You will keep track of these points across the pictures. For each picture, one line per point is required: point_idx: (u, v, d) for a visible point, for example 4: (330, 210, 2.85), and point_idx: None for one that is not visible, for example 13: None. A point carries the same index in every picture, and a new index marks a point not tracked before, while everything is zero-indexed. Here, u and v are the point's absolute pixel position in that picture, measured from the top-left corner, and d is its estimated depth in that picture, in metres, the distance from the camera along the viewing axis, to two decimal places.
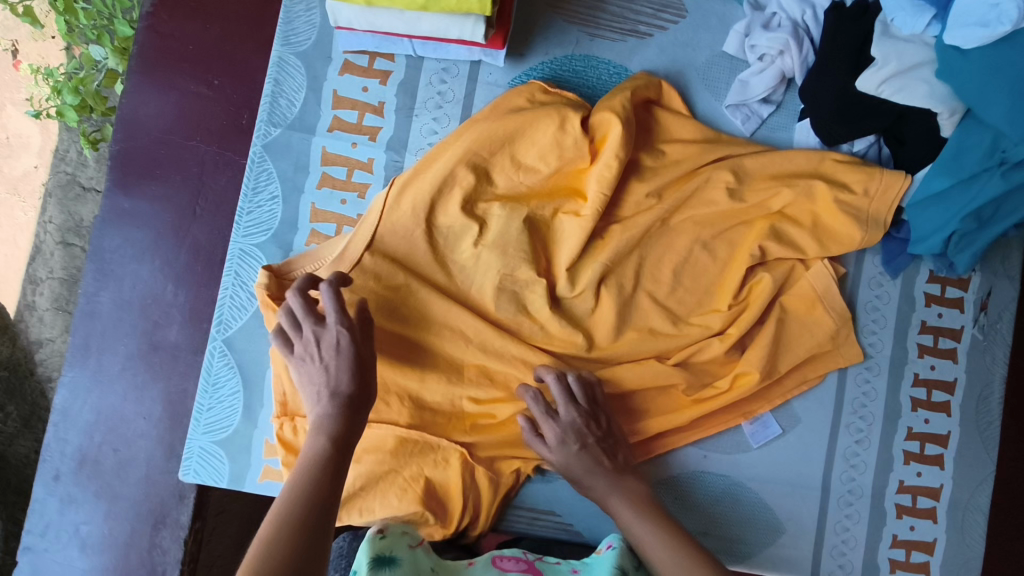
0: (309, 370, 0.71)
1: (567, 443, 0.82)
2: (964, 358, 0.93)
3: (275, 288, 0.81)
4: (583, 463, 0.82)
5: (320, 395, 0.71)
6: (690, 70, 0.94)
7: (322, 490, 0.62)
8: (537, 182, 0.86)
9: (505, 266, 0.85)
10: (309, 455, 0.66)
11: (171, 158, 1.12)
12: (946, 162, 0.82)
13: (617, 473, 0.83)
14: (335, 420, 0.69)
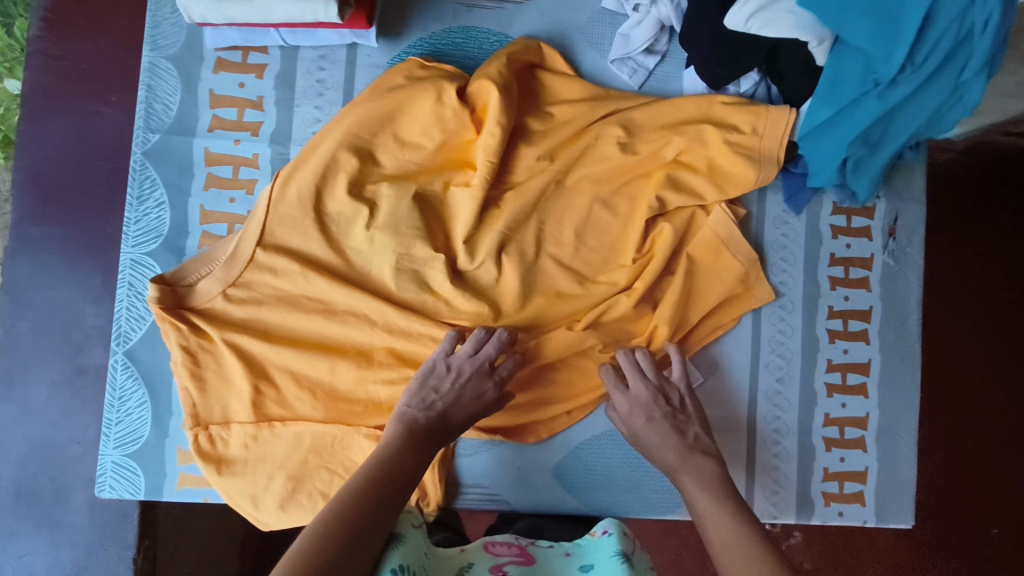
0: (465, 404, 0.80)
1: (650, 414, 0.83)
2: (877, 286, 0.94)
3: (168, 297, 0.83)
4: (643, 433, 0.82)
5: (428, 410, 0.78)
6: (573, 29, 0.92)
7: (381, 495, 0.67)
8: (424, 158, 0.86)
9: (400, 246, 0.85)
10: (381, 460, 0.71)
11: (78, 181, 1.10)
12: (825, 91, 0.80)
13: (687, 450, 0.80)
14: (420, 434, 0.76)
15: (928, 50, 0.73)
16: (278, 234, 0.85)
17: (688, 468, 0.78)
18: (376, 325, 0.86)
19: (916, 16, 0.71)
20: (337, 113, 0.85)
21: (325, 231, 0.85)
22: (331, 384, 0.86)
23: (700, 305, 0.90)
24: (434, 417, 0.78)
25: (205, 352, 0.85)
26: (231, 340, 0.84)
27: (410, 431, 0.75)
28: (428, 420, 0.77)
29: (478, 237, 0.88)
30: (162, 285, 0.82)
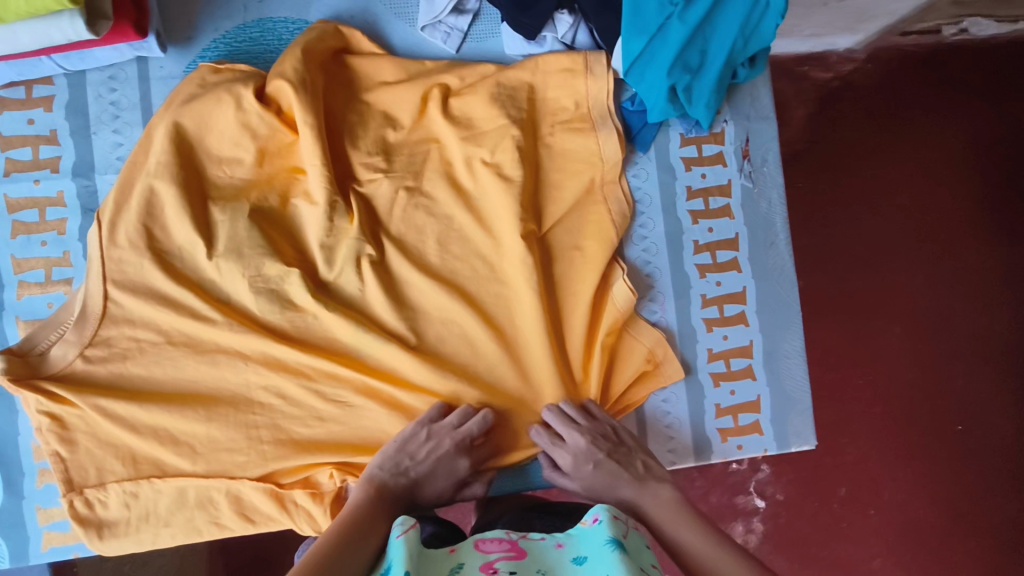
0: (439, 474, 0.77)
1: (594, 458, 0.77)
2: (739, 211, 0.90)
3: (18, 369, 0.76)
4: (595, 480, 0.77)
5: (397, 476, 0.75)
6: (377, 3, 0.85)
7: (347, 548, 0.62)
8: (246, 174, 0.79)
9: (249, 269, 0.78)
10: (349, 516, 0.67)
11: None
12: (631, 20, 0.76)
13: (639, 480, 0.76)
14: (390, 500, 0.73)
15: None
16: (119, 283, 0.77)
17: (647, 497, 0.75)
18: (229, 352, 0.79)
19: None
20: (143, 139, 0.76)
21: (163, 271, 0.77)
22: (208, 434, 0.79)
23: (574, 271, 0.85)
24: (404, 485, 0.75)
25: (71, 415, 0.78)
26: (97, 406, 0.77)
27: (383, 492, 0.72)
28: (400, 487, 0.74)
29: (332, 246, 0.80)
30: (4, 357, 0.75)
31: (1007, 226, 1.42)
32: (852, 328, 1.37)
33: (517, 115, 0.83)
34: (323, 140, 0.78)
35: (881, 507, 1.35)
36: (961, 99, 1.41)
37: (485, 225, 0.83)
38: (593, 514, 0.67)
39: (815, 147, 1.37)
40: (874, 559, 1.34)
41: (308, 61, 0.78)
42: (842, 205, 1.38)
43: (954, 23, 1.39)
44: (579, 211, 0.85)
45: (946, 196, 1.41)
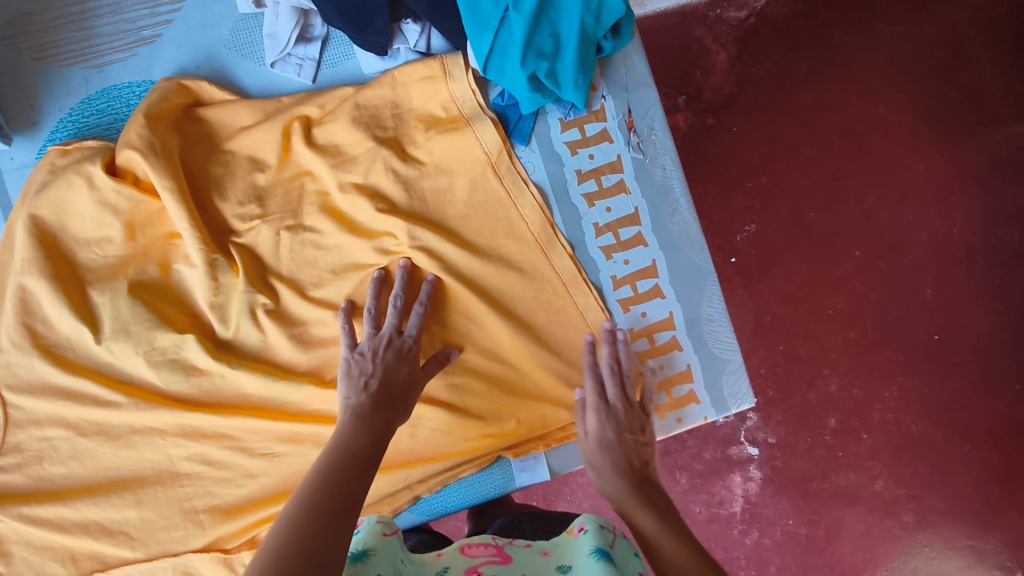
0: (400, 369, 0.73)
1: (606, 431, 0.78)
2: (634, 185, 0.88)
3: None
4: (595, 457, 0.78)
5: (365, 393, 0.70)
6: (221, 48, 0.82)
7: (347, 480, 0.60)
8: (119, 251, 0.77)
9: (140, 345, 0.76)
10: (338, 447, 0.64)
11: None
12: (472, 20, 0.75)
13: (637, 475, 0.76)
14: (375, 413, 0.69)
15: None
16: (15, 387, 0.75)
17: (633, 488, 0.74)
18: (144, 431, 0.77)
19: None
20: (4, 239, 0.74)
21: (56, 365, 0.75)
22: (141, 517, 0.77)
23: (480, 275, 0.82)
24: (379, 393, 0.71)
25: None
26: (22, 514, 0.75)
27: (356, 408, 0.69)
28: (375, 393, 0.71)
29: (225, 300, 0.78)
30: None
31: (965, 120, 1.33)
32: (811, 261, 1.31)
33: (385, 134, 0.81)
34: (188, 202, 0.76)
35: (873, 430, 1.30)
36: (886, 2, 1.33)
37: (381, 247, 0.80)
38: (578, 525, 0.69)
39: (744, 88, 1.33)
40: (876, 481, 1.30)
41: (154, 124, 0.76)
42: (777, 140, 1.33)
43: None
44: (473, 212, 0.83)
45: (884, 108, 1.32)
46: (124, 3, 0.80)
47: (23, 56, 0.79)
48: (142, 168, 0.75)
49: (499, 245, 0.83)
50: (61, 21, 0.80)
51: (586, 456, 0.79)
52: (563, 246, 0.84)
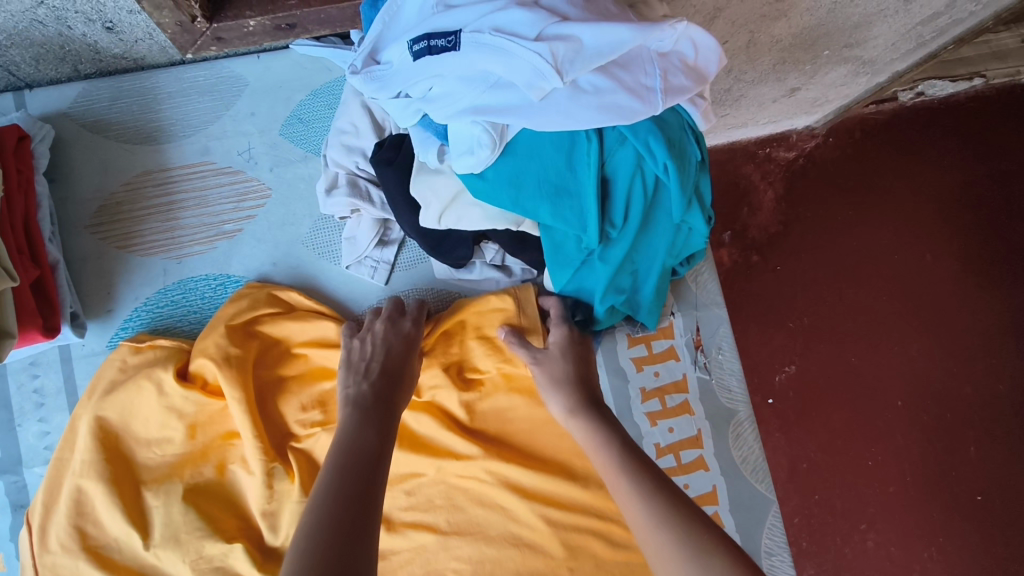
0: (399, 350, 0.73)
1: (566, 341, 0.76)
2: (698, 405, 0.86)
3: None
4: (559, 403, 0.72)
5: (365, 380, 0.68)
6: (299, 244, 0.83)
7: (356, 485, 0.54)
8: (176, 452, 0.75)
9: (187, 554, 0.72)
10: (344, 444, 0.59)
11: None
12: (551, 259, 0.72)
13: (598, 407, 0.70)
14: (376, 404, 0.65)
15: (621, 212, 0.66)
16: None
17: (590, 411, 0.70)
18: None
19: (590, 188, 0.64)
20: (65, 435, 0.74)
21: (101, 570, 0.71)
22: None
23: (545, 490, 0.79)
24: (380, 378, 0.69)
25: None
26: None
27: (358, 406, 0.64)
28: (372, 385, 0.68)
29: (279, 502, 0.74)
30: None
31: None
32: None
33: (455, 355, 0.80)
34: (252, 409, 0.75)
35: None
36: (999, 129, 1.16)
37: (440, 462, 0.79)
38: None
39: (833, 220, 1.12)
40: None
41: (232, 332, 0.76)
42: (864, 286, 1.11)
43: (910, 88, 1.14)
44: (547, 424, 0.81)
45: (992, 251, 1.13)
46: (210, 197, 0.82)
47: (108, 243, 0.81)
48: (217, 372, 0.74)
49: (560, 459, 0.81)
50: (147, 211, 0.82)
51: (542, 377, 0.75)
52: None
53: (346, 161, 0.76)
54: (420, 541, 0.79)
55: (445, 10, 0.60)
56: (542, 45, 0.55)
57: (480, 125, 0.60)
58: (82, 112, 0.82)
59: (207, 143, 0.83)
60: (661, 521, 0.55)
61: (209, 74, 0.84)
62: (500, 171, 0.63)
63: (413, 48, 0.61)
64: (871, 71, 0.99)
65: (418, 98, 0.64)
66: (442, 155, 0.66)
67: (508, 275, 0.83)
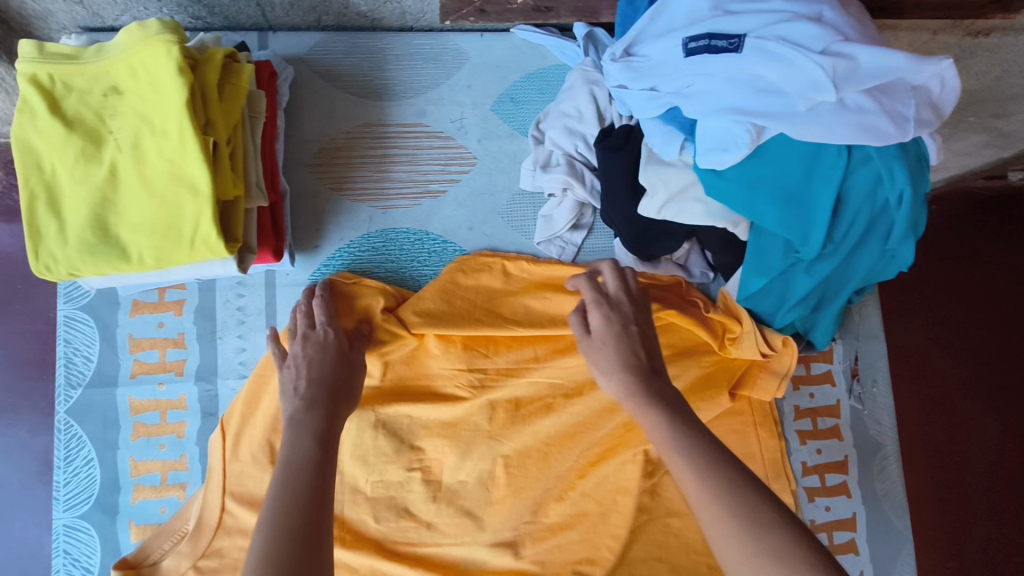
0: (331, 362, 0.69)
1: (612, 321, 0.67)
2: (848, 432, 0.88)
3: None
4: (615, 382, 0.64)
5: (299, 397, 0.64)
6: (494, 215, 0.88)
7: (304, 493, 0.53)
8: (374, 384, 0.82)
9: (371, 474, 0.83)
10: (285, 463, 0.56)
11: (19, 401, 1.03)
12: (752, 264, 0.75)
13: (647, 370, 0.64)
14: (314, 418, 0.61)
15: (846, 229, 0.69)
16: (238, 496, 0.77)
17: (646, 392, 0.61)
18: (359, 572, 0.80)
19: (825, 201, 0.66)
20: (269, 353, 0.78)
21: None
22: None
23: None
24: (313, 394, 0.64)
25: None
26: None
27: (297, 420, 0.61)
28: (312, 399, 0.64)
29: (472, 441, 0.83)
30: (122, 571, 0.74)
31: None
32: None
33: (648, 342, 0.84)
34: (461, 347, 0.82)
35: None
36: None
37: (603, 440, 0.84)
38: None
39: (974, 277, 1.12)
40: None
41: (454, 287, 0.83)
42: (995, 349, 1.10)
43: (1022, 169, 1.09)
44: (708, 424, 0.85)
45: None
46: (421, 156, 0.88)
47: (324, 183, 0.86)
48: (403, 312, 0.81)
49: None
50: (363, 160, 0.87)
51: (597, 365, 0.66)
52: (780, 483, 0.85)
53: (565, 142, 0.81)
54: (573, 510, 0.84)
55: (727, 13, 0.64)
56: (825, 58, 0.59)
57: (741, 125, 0.64)
58: (317, 59, 0.88)
59: (425, 106, 0.89)
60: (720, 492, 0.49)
61: (435, 43, 0.90)
62: (742, 172, 0.67)
63: (687, 45, 0.65)
64: (1002, 144, 0.99)
65: (674, 91, 0.68)
66: (682, 149, 0.71)
67: (689, 275, 0.88)
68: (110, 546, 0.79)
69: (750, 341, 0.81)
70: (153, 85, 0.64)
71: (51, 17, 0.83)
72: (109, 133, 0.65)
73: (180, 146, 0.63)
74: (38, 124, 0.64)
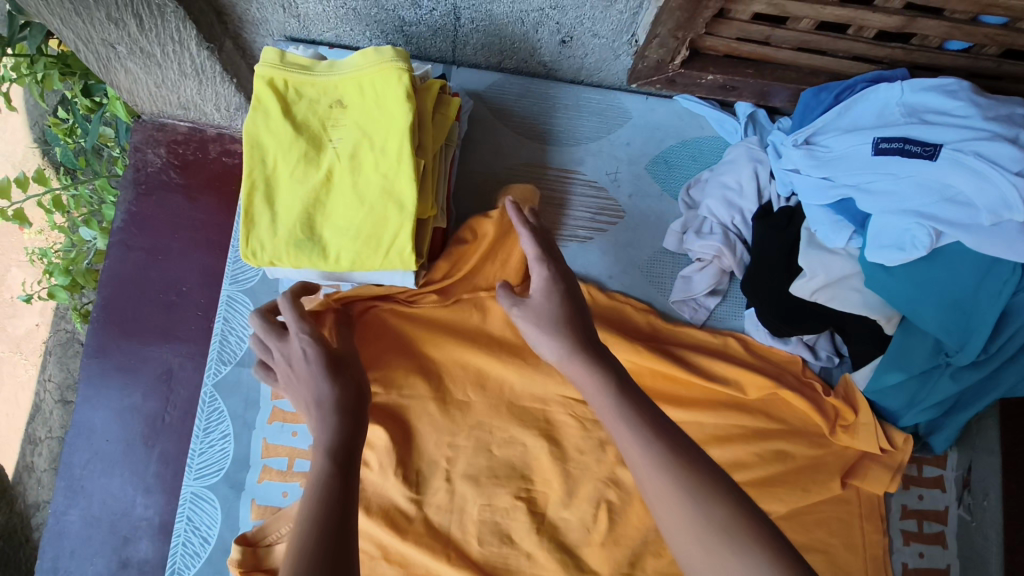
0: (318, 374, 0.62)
1: (549, 274, 0.66)
2: (953, 541, 0.88)
3: (248, 560, 0.77)
4: (555, 334, 0.62)
5: (313, 406, 0.60)
6: (633, 268, 0.91)
7: (336, 494, 0.49)
8: (495, 411, 0.86)
9: (483, 497, 0.84)
10: (311, 481, 0.51)
11: (141, 362, 1.06)
12: (895, 357, 0.77)
13: (574, 291, 0.66)
14: (330, 427, 0.57)
15: (1002, 342, 0.71)
16: None
17: (587, 342, 0.61)
18: None
19: (990, 313, 0.69)
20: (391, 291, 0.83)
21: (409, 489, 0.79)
22: None
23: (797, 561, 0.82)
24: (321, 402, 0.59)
25: None
26: None
27: (321, 443, 0.55)
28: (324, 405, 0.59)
29: (581, 483, 0.85)
30: (243, 547, 0.76)
31: None
32: None
33: (769, 412, 0.85)
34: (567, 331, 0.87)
35: None
36: None
37: None
38: None
39: None
40: None
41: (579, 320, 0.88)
42: None
43: None
44: (816, 507, 0.84)
45: None
46: (574, 202, 0.92)
47: (481, 214, 0.91)
48: (507, 272, 0.85)
49: (825, 541, 0.83)
50: None
51: (535, 315, 0.64)
52: None
53: (723, 213, 0.86)
54: (670, 570, 0.84)
55: (922, 122, 0.68)
56: (1021, 180, 0.62)
57: (923, 228, 0.67)
58: (492, 96, 0.94)
59: (584, 155, 0.94)
60: (666, 463, 0.49)
61: (601, 99, 0.95)
62: (912, 271, 0.69)
63: (880, 144, 0.70)
64: None
65: (851, 184, 0.72)
66: (849, 240, 0.74)
67: (815, 358, 0.87)
68: (230, 521, 0.82)
69: (867, 433, 0.82)
70: (380, 106, 0.71)
71: (264, 25, 0.92)
72: (329, 142, 0.72)
73: (396, 163, 0.69)
74: (269, 123, 0.71)
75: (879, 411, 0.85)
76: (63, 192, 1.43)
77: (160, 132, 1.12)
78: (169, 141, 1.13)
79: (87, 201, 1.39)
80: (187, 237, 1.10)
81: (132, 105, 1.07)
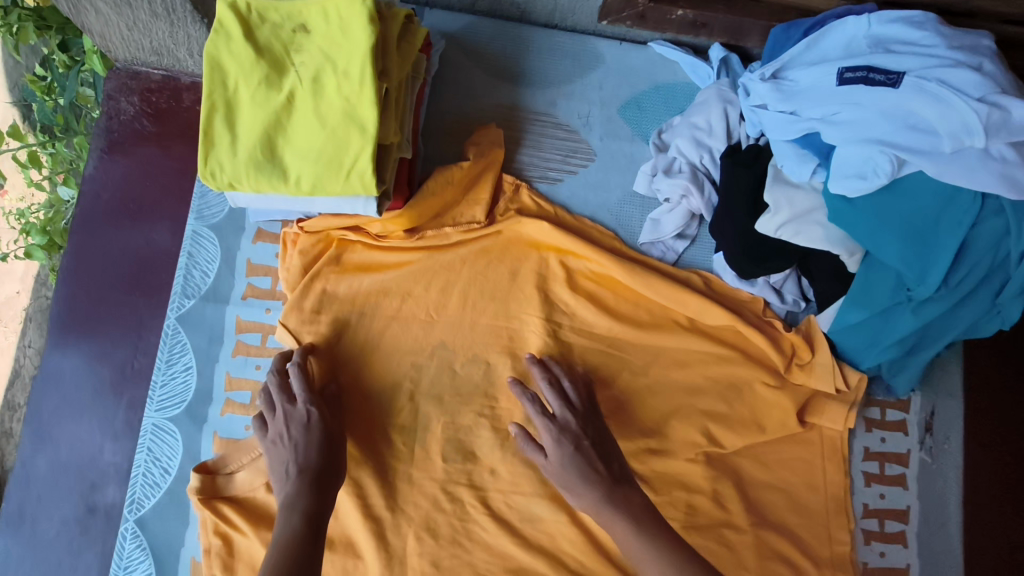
0: (308, 445, 0.72)
1: (562, 443, 0.73)
2: (914, 483, 0.88)
3: (206, 486, 0.77)
4: (583, 496, 0.71)
5: (290, 482, 0.69)
6: (603, 210, 0.91)
7: (303, 556, 0.61)
8: (461, 348, 0.85)
9: (445, 435, 0.83)
10: (280, 543, 0.62)
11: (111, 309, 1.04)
12: (856, 295, 0.77)
13: (612, 480, 0.71)
14: (306, 497, 0.68)
15: (964, 275, 0.71)
16: None
17: (609, 500, 0.69)
18: (412, 522, 0.80)
19: (950, 243, 0.68)
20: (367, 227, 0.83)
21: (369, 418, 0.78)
22: None
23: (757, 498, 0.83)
24: (302, 477, 0.69)
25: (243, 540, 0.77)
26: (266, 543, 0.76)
27: (298, 504, 0.67)
28: (302, 476, 0.70)
29: None
30: (202, 475, 0.76)
31: None
32: None
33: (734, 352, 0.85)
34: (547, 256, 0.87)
35: None
36: None
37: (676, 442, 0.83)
38: None
39: None
40: None
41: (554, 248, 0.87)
42: None
43: None
44: (777, 447, 0.85)
45: None
46: (545, 144, 0.92)
47: (450, 153, 0.90)
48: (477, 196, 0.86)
49: (784, 479, 0.84)
50: None
51: (562, 484, 0.73)
52: (840, 518, 0.83)
53: (692, 153, 0.86)
54: None
55: (886, 52, 0.68)
56: (982, 105, 0.62)
57: (884, 155, 0.66)
58: (465, 38, 0.93)
59: (556, 99, 0.93)
60: None
61: (575, 43, 0.95)
62: (874, 201, 0.69)
63: (844, 74, 0.70)
64: None
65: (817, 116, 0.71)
66: (813, 173, 0.73)
67: (781, 301, 0.87)
68: (191, 452, 0.82)
69: (823, 371, 0.84)
70: (344, 31, 0.70)
71: None
72: (293, 67, 0.71)
73: (358, 87, 0.69)
74: (230, 46, 0.69)
75: (840, 351, 0.86)
76: (40, 149, 1.41)
77: (133, 80, 1.10)
78: (142, 89, 1.11)
79: (64, 158, 1.36)
80: (160, 185, 1.09)
81: (104, 50, 1.05)
